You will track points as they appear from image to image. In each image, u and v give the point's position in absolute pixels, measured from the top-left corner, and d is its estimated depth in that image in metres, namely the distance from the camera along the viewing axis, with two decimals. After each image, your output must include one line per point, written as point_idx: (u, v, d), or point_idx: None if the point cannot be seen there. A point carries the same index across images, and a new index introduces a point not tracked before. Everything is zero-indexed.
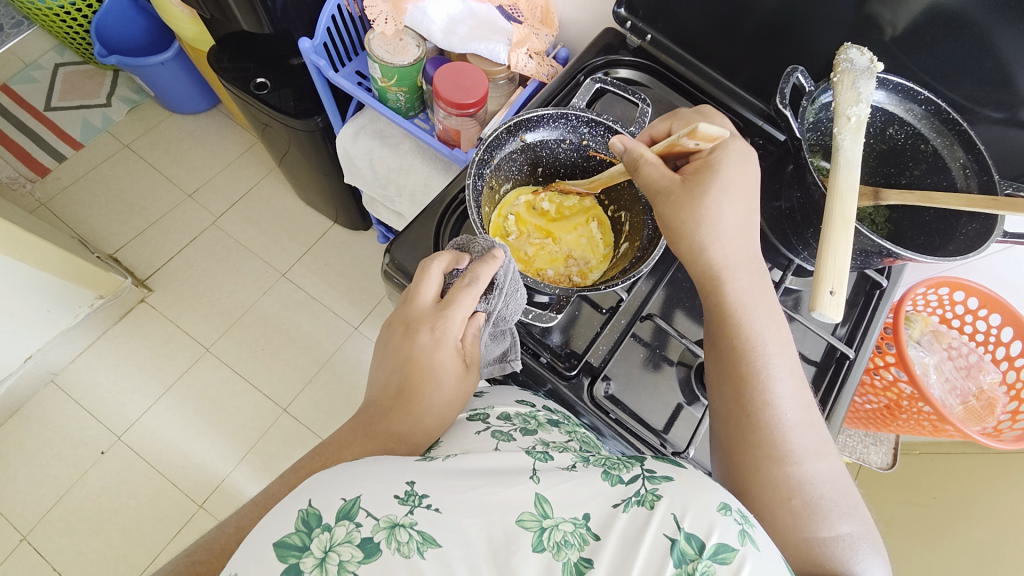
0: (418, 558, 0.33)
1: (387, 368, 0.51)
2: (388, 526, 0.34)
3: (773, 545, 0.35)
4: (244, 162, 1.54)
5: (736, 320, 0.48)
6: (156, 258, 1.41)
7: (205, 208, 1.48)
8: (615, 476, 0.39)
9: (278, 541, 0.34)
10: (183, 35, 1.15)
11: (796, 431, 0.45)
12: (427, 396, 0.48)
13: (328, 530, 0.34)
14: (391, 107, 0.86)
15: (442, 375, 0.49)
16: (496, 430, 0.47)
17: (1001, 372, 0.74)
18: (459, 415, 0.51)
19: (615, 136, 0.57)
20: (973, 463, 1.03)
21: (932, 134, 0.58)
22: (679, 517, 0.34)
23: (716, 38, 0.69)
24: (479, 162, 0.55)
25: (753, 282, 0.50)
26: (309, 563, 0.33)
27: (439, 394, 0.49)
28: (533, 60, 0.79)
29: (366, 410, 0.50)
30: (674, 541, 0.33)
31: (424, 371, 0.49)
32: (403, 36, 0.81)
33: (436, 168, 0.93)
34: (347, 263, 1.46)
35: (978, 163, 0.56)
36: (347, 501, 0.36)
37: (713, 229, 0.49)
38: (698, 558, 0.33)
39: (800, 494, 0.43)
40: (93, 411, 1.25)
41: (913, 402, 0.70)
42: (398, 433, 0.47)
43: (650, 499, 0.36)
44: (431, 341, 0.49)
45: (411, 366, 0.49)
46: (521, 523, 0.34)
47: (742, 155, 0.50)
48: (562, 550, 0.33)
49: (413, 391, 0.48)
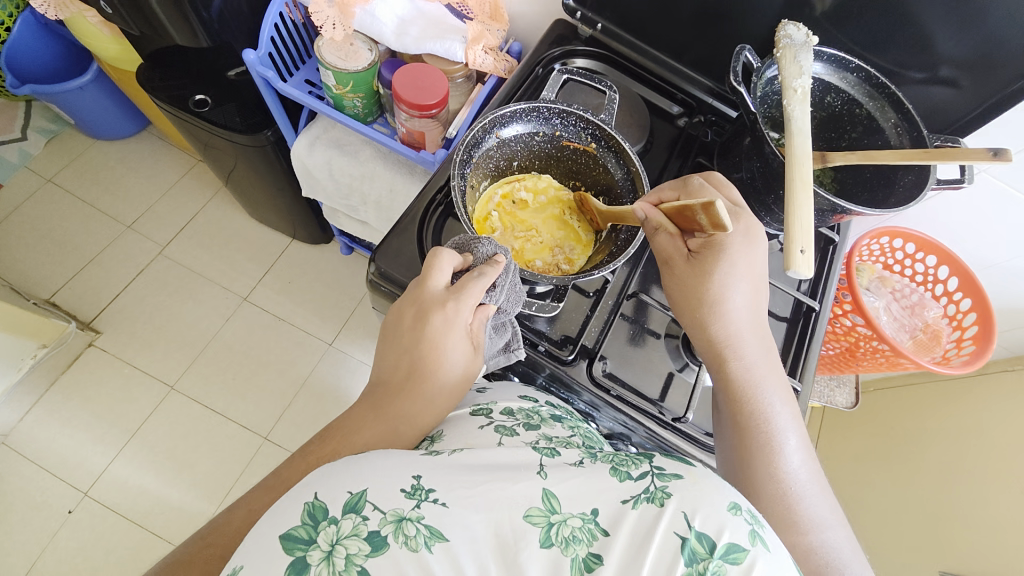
0: (426, 552, 0.34)
1: (397, 349, 0.49)
2: (396, 519, 0.35)
3: (784, 547, 0.36)
4: (185, 186, 1.45)
5: (746, 391, 0.50)
6: (100, 297, 1.31)
7: (148, 238, 1.38)
8: (624, 472, 0.40)
9: (285, 534, 0.34)
10: (104, 55, 1.07)
11: (804, 501, 0.46)
12: (442, 371, 0.49)
13: (335, 523, 0.34)
14: (349, 114, 0.84)
15: (453, 356, 0.49)
16: (499, 425, 0.48)
17: (942, 306, 0.83)
18: (460, 409, 0.51)
19: (587, 125, 0.59)
20: (925, 391, 1.15)
21: (865, 98, 0.64)
22: (690, 515, 0.35)
23: (662, 23, 0.72)
24: (461, 162, 0.56)
25: (760, 357, 0.51)
26: (317, 556, 0.33)
27: (447, 379, 0.49)
28: (490, 55, 0.80)
29: (381, 390, 0.49)
30: (685, 539, 0.34)
31: (434, 353, 0.48)
32: (353, 41, 0.80)
33: (400, 172, 0.92)
34: (312, 279, 1.41)
35: (908, 121, 0.62)
36: (353, 494, 0.36)
37: (716, 308, 0.51)
38: (709, 557, 0.34)
39: (808, 563, 0.42)
40: (54, 469, 1.15)
41: (870, 342, 0.77)
42: (417, 414, 0.47)
43: (660, 496, 0.37)
44: (447, 327, 0.49)
45: (423, 350, 0.48)
46: (530, 518, 0.35)
47: (748, 233, 0.51)
48: (571, 546, 0.35)
49: (423, 376, 0.48)
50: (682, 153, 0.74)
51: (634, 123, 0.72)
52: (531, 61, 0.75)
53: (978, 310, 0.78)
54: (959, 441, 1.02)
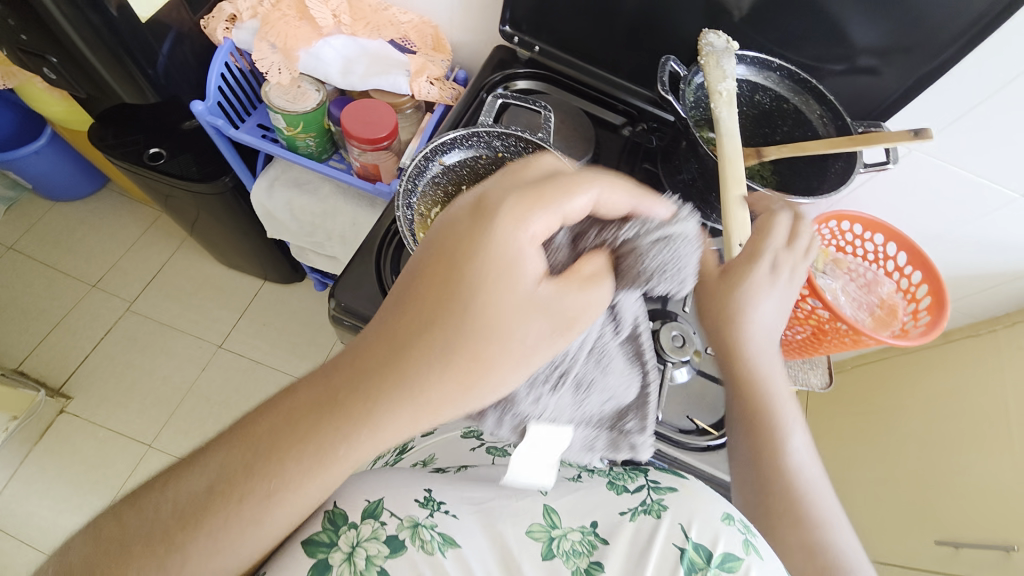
0: (439, 556, 0.39)
1: (432, 252, 0.36)
2: (411, 525, 0.40)
3: (774, 555, 0.42)
4: (150, 239, 1.44)
5: (763, 407, 0.52)
6: (69, 361, 1.28)
7: (116, 295, 1.36)
8: (620, 486, 0.47)
9: (307, 539, 0.38)
10: (55, 118, 1.07)
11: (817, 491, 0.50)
12: (497, 307, 0.34)
13: (354, 528, 0.39)
14: (303, 154, 0.85)
15: (505, 286, 0.35)
16: (490, 447, 0.58)
17: (895, 281, 0.86)
18: (457, 432, 0.62)
19: (527, 144, 0.61)
20: (900, 363, 1.19)
21: (790, 93, 0.68)
22: (686, 527, 0.42)
23: (596, 40, 0.76)
24: (406, 192, 0.58)
25: (779, 365, 0.53)
26: (338, 557, 0.38)
27: (482, 322, 0.34)
28: (435, 85, 0.82)
29: (399, 322, 0.35)
30: (683, 549, 0.41)
31: (484, 274, 0.34)
32: (300, 83, 0.81)
33: (363, 206, 0.94)
34: (288, 319, 1.40)
35: (831, 111, 0.66)
36: (371, 502, 0.41)
37: (749, 323, 0.52)
38: (706, 566, 0.40)
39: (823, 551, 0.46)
40: (30, 547, 1.10)
41: (833, 324, 0.79)
42: (443, 375, 0.34)
43: (655, 508, 0.44)
44: (512, 231, 0.35)
45: (467, 258, 0.34)
46: (532, 533, 0.42)
47: (772, 268, 0.52)
48: (571, 557, 0.41)
49: (447, 314, 0.34)
50: (629, 159, 0.77)
51: (577, 137, 0.75)
52: (471, 92, 0.77)
53: (929, 282, 0.81)
54: (936, 410, 1.05)
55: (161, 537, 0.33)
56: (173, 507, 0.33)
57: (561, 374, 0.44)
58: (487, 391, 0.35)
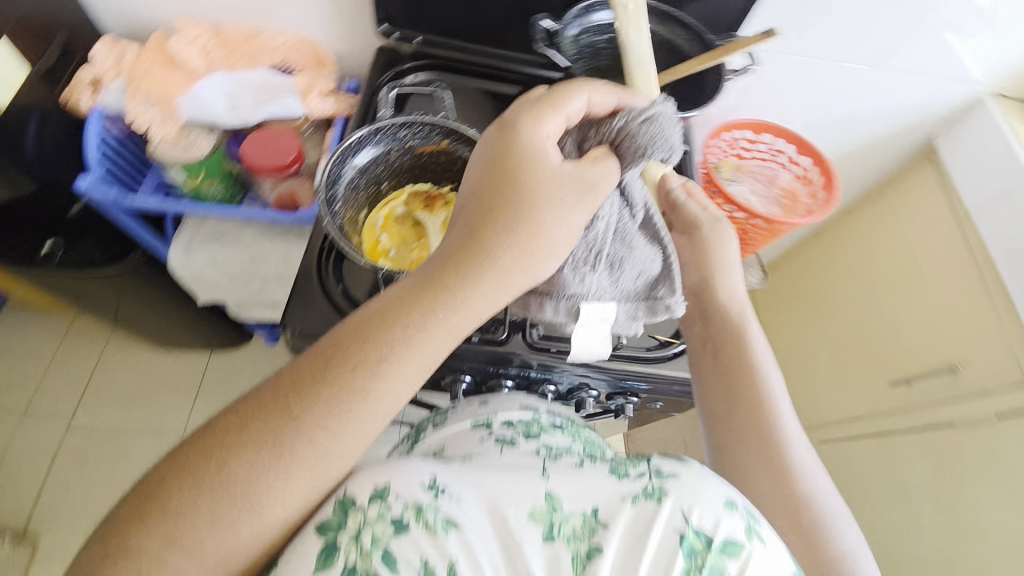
0: (442, 536, 0.39)
1: (480, 165, 0.46)
2: (415, 507, 0.40)
3: (777, 539, 0.41)
4: (71, 347, 1.32)
5: (766, 417, 0.52)
6: (20, 501, 1.16)
7: (51, 416, 1.25)
8: (621, 472, 0.45)
9: (320, 523, 0.39)
10: None
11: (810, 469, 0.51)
12: (535, 179, 0.44)
13: (361, 510, 0.40)
14: (213, 202, 0.82)
15: (539, 163, 0.45)
16: (499, 437, 0.54)
17: (795, 170, 0.95)
18: (465, 422, 0.58)
19: (430, 126, 0.63)
20: None
21: (656, 26, 0.73)
22: (687, 513, 0.41)
23: (471, 21, 0.78)
24: (325, 202, 0.58)
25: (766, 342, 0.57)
26: (346, 537, 0.39)
27: (533, 187, 0.44)
28: (328, 99, 0.83)
29: (464, 214, 0.45)
30: (683, 536, 0.40)
31: (519, 160, 0.45)
32: (189, 131, 0.80)
33: (291, 240, 0.92)
34: (250, 382, 1.34)
35: (694, 33, 0.72)
36: (378, 486, 0.41)
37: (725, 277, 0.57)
38: (706, 550, 0.39)
39: (807, 515, 0.48)
40: None
41: (751, 222, 0.86)
42: (509, 240, 0.43)
43: (656, 493, 0.42)
44: (532, 127, 0.46)
45: (507, 155, 0.45)
46: (533, 516, 0.41)
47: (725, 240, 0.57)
48: (571, 540, 0.41)
49: (502, 201, 0.44)
50: None
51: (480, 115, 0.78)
52: (362, 103, 0.77)
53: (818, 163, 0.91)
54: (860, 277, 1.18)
55: (279, 408, 0.38)
56: (287, 377, 0.39)
57: (597, 254, 0.54)
58: (549, 247, 0.45)
